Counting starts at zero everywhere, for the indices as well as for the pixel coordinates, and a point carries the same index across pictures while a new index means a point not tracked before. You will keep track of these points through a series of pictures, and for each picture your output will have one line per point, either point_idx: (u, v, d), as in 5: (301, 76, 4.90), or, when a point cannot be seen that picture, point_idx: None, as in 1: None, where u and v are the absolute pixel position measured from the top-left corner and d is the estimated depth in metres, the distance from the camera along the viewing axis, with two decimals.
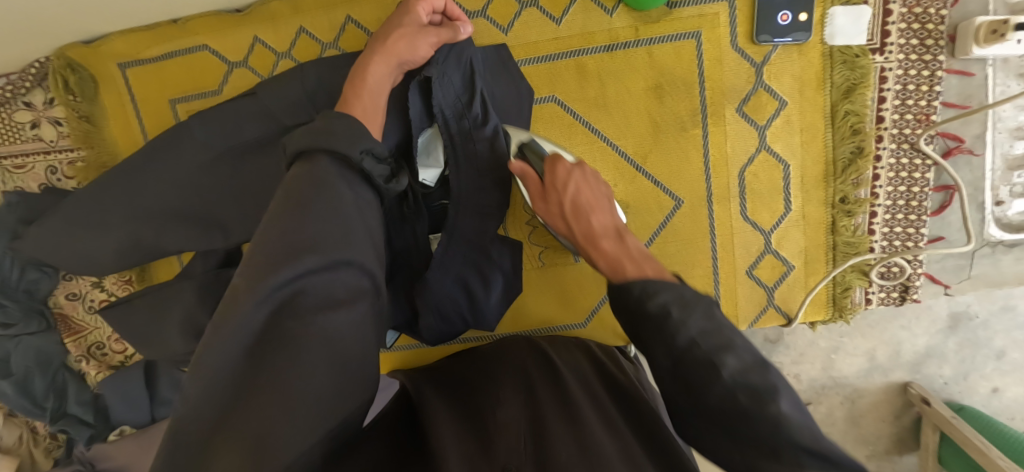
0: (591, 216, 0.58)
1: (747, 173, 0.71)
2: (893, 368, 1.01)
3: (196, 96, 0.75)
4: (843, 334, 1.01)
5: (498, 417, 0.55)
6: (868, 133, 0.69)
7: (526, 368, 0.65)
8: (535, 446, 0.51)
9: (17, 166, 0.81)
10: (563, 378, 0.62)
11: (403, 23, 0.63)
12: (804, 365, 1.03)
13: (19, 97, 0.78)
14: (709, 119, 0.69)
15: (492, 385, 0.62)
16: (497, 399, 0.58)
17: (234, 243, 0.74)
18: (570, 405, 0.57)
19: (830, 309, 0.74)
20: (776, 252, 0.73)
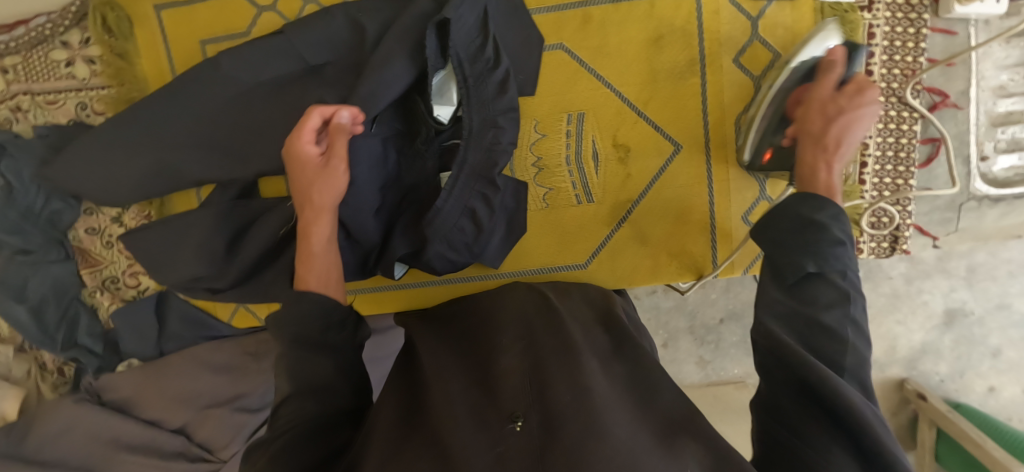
0: (851, 135, 0.56)
1: (742, 121, 0.75)
2: (888, 364, 1.16)
3: (225, 38, 0.80)
4: None
5: (500, 364, 0.55)
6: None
7: (525, 312, 0.66)
8: (538, 383, 0.51)
9: (49, 102, 0.86)
10: (561, 318, 0.63)
11: (304, 172, 0.62)
12: None
13: (56, 36, 0.83)
14: (707, 69, 0.74)
15: (493, 332, 0.63)
16: (498, 347, 0.59)
17: (251, 170, 0.79)
18: (569, 340, 0.58)
19: None
20: (770, 199, 0.76)
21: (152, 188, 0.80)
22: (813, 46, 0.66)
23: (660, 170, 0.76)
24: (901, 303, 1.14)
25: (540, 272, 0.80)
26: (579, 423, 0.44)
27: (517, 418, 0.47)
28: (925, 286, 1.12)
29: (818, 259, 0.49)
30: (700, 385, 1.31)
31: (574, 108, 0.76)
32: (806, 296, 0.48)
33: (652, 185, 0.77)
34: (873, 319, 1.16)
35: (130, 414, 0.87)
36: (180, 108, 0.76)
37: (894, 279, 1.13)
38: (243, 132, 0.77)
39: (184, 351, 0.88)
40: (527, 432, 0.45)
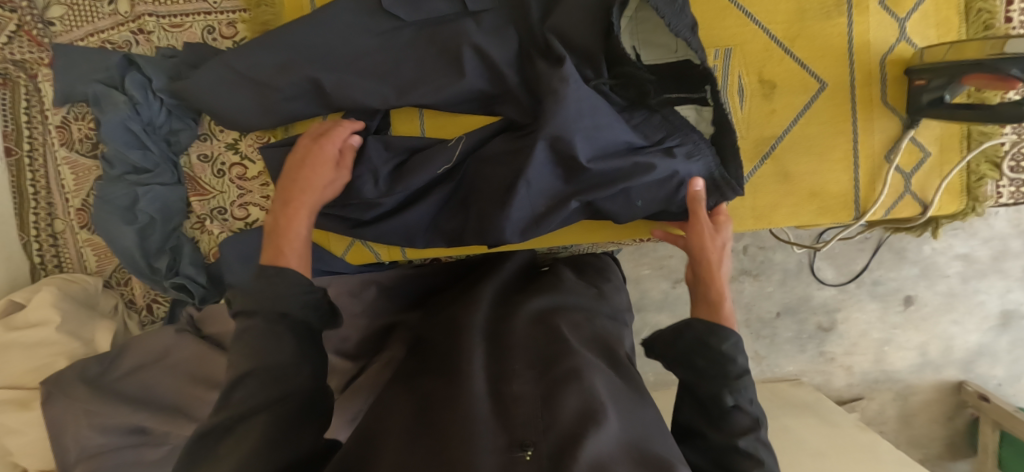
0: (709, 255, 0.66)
1: (887, 62, 0.76)
2: (945, 365, 1.19)
3: None
4: (896, 328, 1.18)
5: (512, 387, 0.54)
6: (998, 32, 0.74)
7: (536, 341, 0.62)
8: (547, 415, 0.49)
9: (173, 25, 0.84)
10: (570, 345, 0.60)
11: (299, 154, 0.70)
12: (858, 357, 1.20)
13: None
14: (855, 9, 0.75)
15: (504, 356, 0.60)
16: (509, 371, 0.56)
17: (388, 94, 0.75)
18: (580, 369, 0.54)
19: (964, 198, 0.77)
20: (914, 138, 0.76)
21: (280, 111, 0.77)
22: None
23: (805, 106, 0.77)
24: (958, 303, 1.16)
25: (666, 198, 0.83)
26: (589, 461, 0.43)
27: (526, 446, 0.46)
28: (982, 286, 1.14)
29: (734, 391, 0.50)
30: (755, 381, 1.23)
31: (720, 44, 0.77)
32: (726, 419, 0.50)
33: (796, 123, 0.77)
34: (927, 319, 1.17)
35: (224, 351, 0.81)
36: (324, 20, 0.73)
37: (949, 277, 1.15)
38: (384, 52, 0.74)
39: None
40: (537, 462, 0.44)
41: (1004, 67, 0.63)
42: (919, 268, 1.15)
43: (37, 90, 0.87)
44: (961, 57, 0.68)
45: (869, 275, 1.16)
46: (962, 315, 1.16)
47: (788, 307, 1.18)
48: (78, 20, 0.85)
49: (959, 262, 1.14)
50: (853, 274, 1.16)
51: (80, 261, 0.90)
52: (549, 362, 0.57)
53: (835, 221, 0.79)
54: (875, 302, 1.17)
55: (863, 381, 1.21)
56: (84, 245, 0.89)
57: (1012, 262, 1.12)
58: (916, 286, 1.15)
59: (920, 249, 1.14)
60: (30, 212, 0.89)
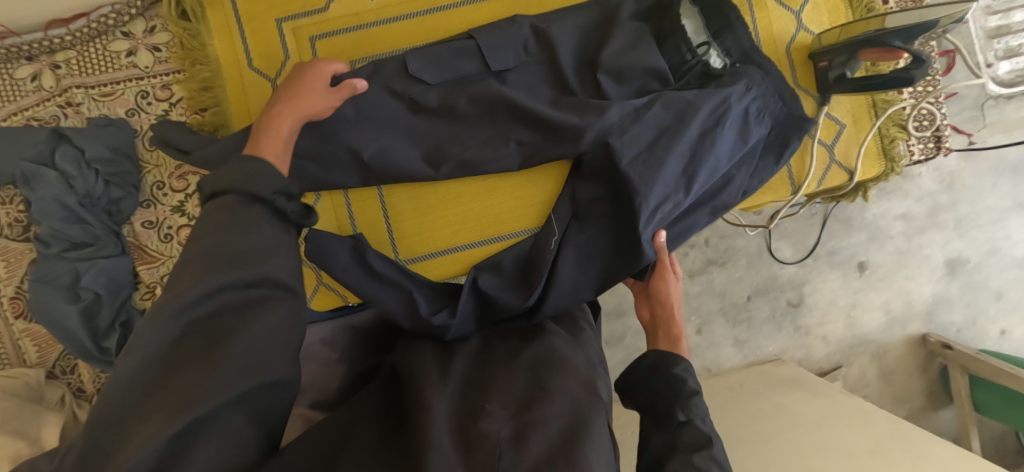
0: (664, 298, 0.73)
1: (792, 50, 0.84)
2: (909, 319, 1.25)
3: (304, 15, 0.81)
4: (858, 292, 1.24)
5: (479, 426, 0.47)
6: (879, 11, 0.84)
7: (515, 378, 0.55)
8: (511, 462, 0.42)
9: (104, 94, 0.83)
10: (553, 385, 0.53)
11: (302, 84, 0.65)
12: (831, 326, 1.25)
13: (119, 26, 0.81)
14: (756, 7, 0.83)
15: (478, 395, 0.53)
16: (481, 409, 0.50)
17: (328, 134, 0.73)
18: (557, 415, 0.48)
19: (883, 159, 0.84)
20: (829, 113, 0.84)
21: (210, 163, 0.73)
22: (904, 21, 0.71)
23: None
24: (907, 260, 1.24)
25: None
26: None
27: None
28: (924, 241, 1.23)
29: (685, 409, 0.53)
30: (741, 367, 1.24)
31: None
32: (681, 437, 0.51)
33: None
34: (883, 278, 1.24)
35: None
36: None
37: (894, 238, 1.23)
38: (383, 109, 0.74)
39: None
40: None
41: (887, 40, 0.71)
42: (866, 233, 1.22)
43: None
44: (852, 36, 0.76)
45: (824, 247, 1.23)
46: (911, 270, 1.24)
47: (759, 289, 1.23)
48: (0, 101, 0.82)
49: (902, 222, 1.22)
50: (807, 250, 1.23)
51: (18, 355, 0.83)
52: (526, 403, 0.50)
53: (777, 198, 0.84)
54: (834, 272, 1.24)
55: (840, 349, 1.25)
56: (23, 337, 0.83)
57: (945, 215, 1.21)
58: (867, 250, 1.23)
59: (865, 216, 1.22)
60: None
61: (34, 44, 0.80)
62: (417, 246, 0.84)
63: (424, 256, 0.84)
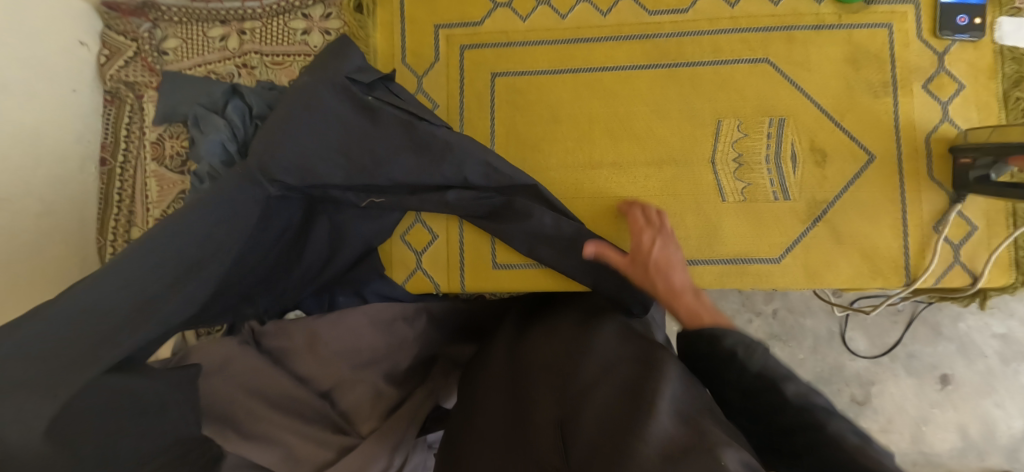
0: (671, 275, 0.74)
1: (932, 140, 0.82)
2: (989, 452, 1.14)
3: (460, 25, 0.89)
4: (935, 406, 1.15)
5: (536, 422, 0.58)
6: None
7: (557, 367, 0.66)
8: (566, 434, 0.53)
9: (276, 62, 0.93)
10: (586, 362, 0.63)
11: None
12: (896, 434, 1.16)
13: (302, 9, 0.93)
14: (900, 91, 0.82)
15: (531, 396, 0.64)
16: (534, 408, 0.61)
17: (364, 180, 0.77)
18: (588, 380, 0.59)
19: (1013, 272, 0.79)
20: (961, 212, 0.80)
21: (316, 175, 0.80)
22: None
23: (854, 176, 0.82)
24: (999, 386, 1.14)
25: (731, 262, 0.83)
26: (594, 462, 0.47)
27: None
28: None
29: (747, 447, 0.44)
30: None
31: (776, 113, 0.84)
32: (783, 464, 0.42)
33: (847, 189, 0.82)
34: (967, 399, 1.14)
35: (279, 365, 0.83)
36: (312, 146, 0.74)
37: (988, 357, 1.14)
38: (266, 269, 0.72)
39: (355, 308, 0.85)
40: None
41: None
42: (955, 345, 1.14)
43: (141, 109, 0.97)
44: (1005, 140, 0.73)
45: (904, 349, 1.16)
46: (1003, 398, 1.13)
47: (823, 377, 1.18)
48: (191, 52, 0.96)
49: (998, 342, 1.13)
50: (885, 347, 1.17)
51: None
52: (568, 383, 0.61)
53: (886, 285, 0.81)
54: (910, 378, 1.16)
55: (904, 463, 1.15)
56: None
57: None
58: (954, 364, 1.14)
59: (956, 325, 1.15)
60: (111, 217, 0.95)
61: (230, 11, 0.94)
62: (513, 254, 0.88)
63: (517, 265, 0.88)
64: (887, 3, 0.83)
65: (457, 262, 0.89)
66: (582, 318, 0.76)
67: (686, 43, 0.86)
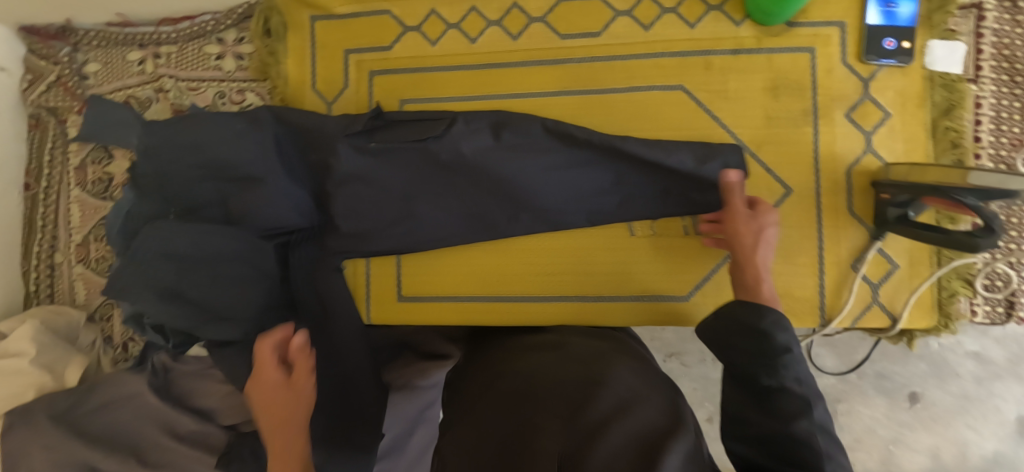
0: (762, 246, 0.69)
1: (853, 173, 0.77)
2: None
3: (369, 50, 0.87)
4: (904, 426, 1.04)
5: (535, 446, 0.49)
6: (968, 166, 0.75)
7: (562, 383, 0.57)
8: None
9: (190, 88, 0.93)
10: (599, 392, 0.55)
11: None
12: (862, 455, 1.06)
13: (215, 33, 0.92)
14: (820, 120, 0.78)
15: (528, 407, 0.54)
16: (532, 423, 0.52)
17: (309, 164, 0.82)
18: (605, 420, 0.50)
19: (936, 314, 0.75)
20: (881, 250, 0.76)
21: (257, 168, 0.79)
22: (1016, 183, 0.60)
23: None
24: (971, 406, 1.01)
25: (639, 299, 0.80)
26: None
27: None
28: (997, 390, 1.00)
29: (779, 375, 0.56)
30: None
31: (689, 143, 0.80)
32: (771, 400, 0.55)
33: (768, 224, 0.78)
34: (939, 420, 1.03)
35: (184, 403, 0.84)
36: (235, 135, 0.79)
37: (962, 377, 1.01)
38: (188, 262, 0.78)
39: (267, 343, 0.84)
40: None
41: (958, 195, 0.63)
42: (926, 364, 1.02)
43: (63, 133, 0.96)
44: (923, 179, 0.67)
45: (872, 367, 1.05)
46: (976, 421, 1.02)
47: None
48: (110, 77, 0.95)
49: (972, 361, 1.01)
50: (853, 364, 1.05)
51: (71, 294, 0.94)
52: (575, 408, 0.52)
53: (800, 327, 0.77)
54: (880, 396, 1.05)
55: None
56: (77, 280, 0.94)
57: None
58: (925, 383, 1.03)
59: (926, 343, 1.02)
60: (35, 241, 0.95)
61: (145, 35, 0.93)
62: (418, 288, 0.86)
63: (422, 298, 0.86)
64: (810, 25, 0.79)
65: (364, 294, 0.88)
66: (604, 348, 0.69)
67: (599, 68, 0.82)
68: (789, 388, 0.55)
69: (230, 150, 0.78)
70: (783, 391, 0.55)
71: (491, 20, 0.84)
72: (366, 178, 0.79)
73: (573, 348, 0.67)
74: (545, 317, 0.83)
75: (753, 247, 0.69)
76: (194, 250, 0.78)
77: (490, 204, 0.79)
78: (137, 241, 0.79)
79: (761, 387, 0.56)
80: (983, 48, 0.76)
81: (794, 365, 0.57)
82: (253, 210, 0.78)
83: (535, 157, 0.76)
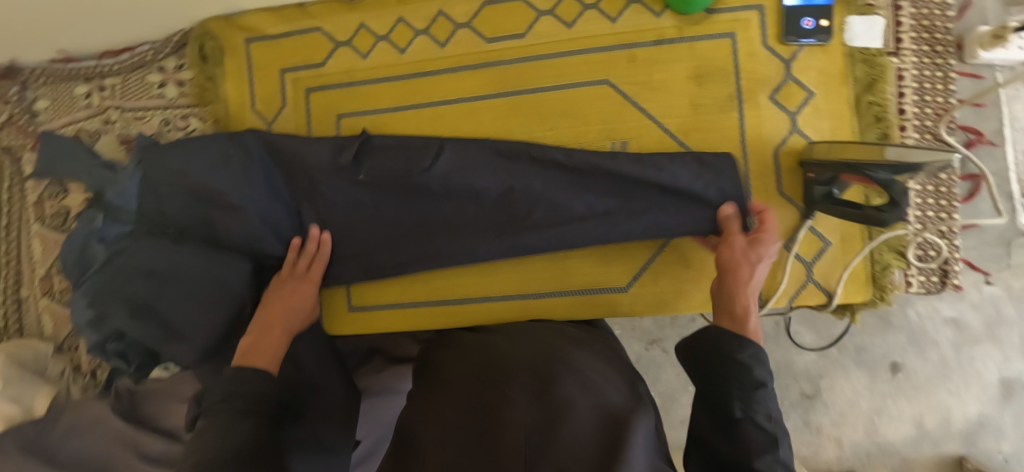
0: (750, 270, 0.68)
1: (781, 153, 0.78)
2: (944, 439, 1.01)
3: (303, 68, 0.89)
4: (887, 396, 1.03)
5: (503, 416, 0.53)
6: (894, 140, 0.76)
7: (532, 362, 0.62)
8: (537, 439, 0.49)
9: (136, 117, 0.95)
10: (565, 372, 0.60)
11: None
12: (846, 428, 1.04)
13: (156, 61, 0.94)
14: (746, 104, 0.79)
15: (500, 383, 0.59)
16: (504, 396, 0.56)
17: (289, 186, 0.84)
18: (571, 395, 0.55)
19: (870, 287, 0.76)
20: (812, 228, 0.77)
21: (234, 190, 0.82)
22: (921, 155, 0.61)
23: None
24: (953, 373, 1.01)
25: (580, 293, 0.81)
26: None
27: None
28: (975, 354, 0.99)
29: (748, 406, 0.57)
30: None
31: (619, 136, 0.81)
32: (738, 432, 0.56)
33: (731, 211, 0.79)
34: (920, 388, 1.02)
35: (149, 424, 0.86)
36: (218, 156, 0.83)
37: (940, 344, 1.01)
38: (151, 282, 0.79)
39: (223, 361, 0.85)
40: None
41: (871, 170, 0.64)
42: (905, 334, 1.01)
43: (19, 171, 0.99)
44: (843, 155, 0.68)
45: (851, 341, 1.03)
46: (956, 386, 1.01)
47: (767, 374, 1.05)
48: (60, 111, 0.97)
49: (951, 329, 1.00)
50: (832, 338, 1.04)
51: (39, 327, 0.97)
52: (543, 384, 0.57)
53: None
54: (860, 369, 1.03)
55: (856, 454, 1.03)
56: (43, 312, 0.97)
57: (1008, 330, 0.98)
58: (904, 352, 1.01)
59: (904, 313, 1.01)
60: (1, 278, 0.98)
61: (89, 69, 0.95)
62: (367, 297, 0.88)
63: (372, 306, 0.89)
64: (729, 11, 0.79)
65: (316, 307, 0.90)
66: (573, 334, 0.75)
67: (526, 69, 0.84)
68: (755, 421, 0.56)
69: (213, 173, 0.82)
70: (751, 424, 0.56)
71: (418, 30, 0.86)
72: (337, 198, 0.82)
73: (549, 333, 0.73)
74: (491, 317, 0.84)
75: (750, 274, 0.68)
76: (167, 269, 0.80)
77: (451, 214, 0.81)
78: (115, 262, 0.80)
79: (731, 417, 0.57)
80: (902, 20, 0.77)
81: (766, 399, 0.58)
82: (234, 231, 0.82)
83: (500, 168, 0.79)
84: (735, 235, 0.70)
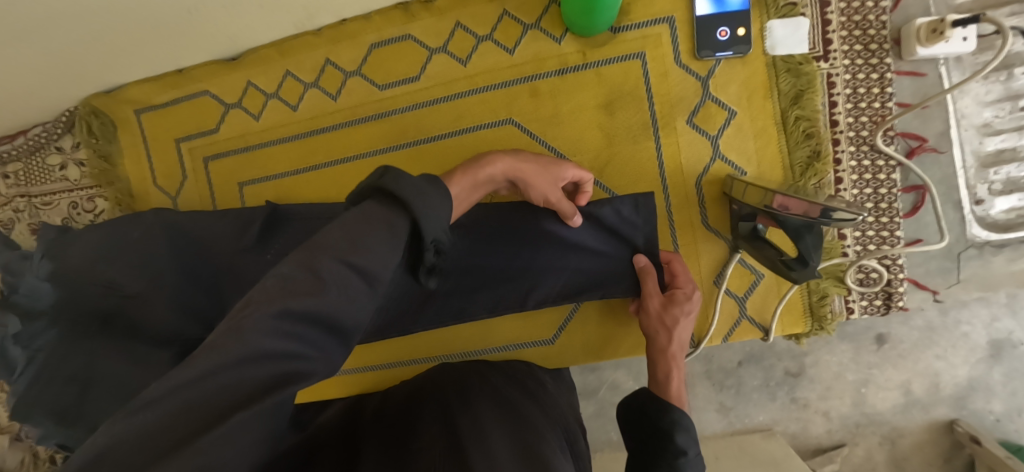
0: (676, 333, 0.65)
1: (704, 182, 0.72)
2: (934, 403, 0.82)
3: (197, 136, 0.84)
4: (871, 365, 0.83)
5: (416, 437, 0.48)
6: (827, 156, 0.69)
7: (460, 379, 0.59)
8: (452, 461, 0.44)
9: (44, 202, 0.91)
10: (490, 392, 0.57)
11: None
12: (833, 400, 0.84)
13: (52, 142, 0.89)
14: (661, 132, 0.72)
15: (421, 402, 0.55)
16: (421, 415, 0.52)
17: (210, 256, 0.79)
18: (492, 415, 0.51)
19: (808, 319, 0.71)
20: (743, 260, 0.71)
21: None
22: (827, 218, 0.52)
23: None
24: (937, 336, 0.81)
25: (505, 350, 0.78)
26: None
27: None
28: (964, 316, 0.78)
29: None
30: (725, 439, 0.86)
31: None
32: None
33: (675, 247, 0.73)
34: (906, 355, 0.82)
35: None
36: None
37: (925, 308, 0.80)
38: None
39: None
40: None
41: (782, 218, 0.57)
42: None
43: None
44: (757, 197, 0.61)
45: None
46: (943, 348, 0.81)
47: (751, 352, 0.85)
48: None
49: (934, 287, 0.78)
50: None
51: None
52: (466, 401, 0.53)
53: None
54: (844, 342, 0.82)
55: (845, 426, 0.84)
56: None
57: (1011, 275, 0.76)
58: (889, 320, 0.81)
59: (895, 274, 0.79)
60: None
61: None
62: None
63: None
64: (636, 27, 0.71)
65: None
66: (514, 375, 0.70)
67: (423, 115, 0.77)
68: None
69: None
70: None
71: (307, 84, 0.79)
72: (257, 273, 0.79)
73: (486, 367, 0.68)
74: None
75: (667, 340, 0.65)
76: None
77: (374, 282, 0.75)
78: None
79: None
80: (829, 18, 0.68)
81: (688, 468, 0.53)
82: None
83: None
84: (651, 296, 0.66)
